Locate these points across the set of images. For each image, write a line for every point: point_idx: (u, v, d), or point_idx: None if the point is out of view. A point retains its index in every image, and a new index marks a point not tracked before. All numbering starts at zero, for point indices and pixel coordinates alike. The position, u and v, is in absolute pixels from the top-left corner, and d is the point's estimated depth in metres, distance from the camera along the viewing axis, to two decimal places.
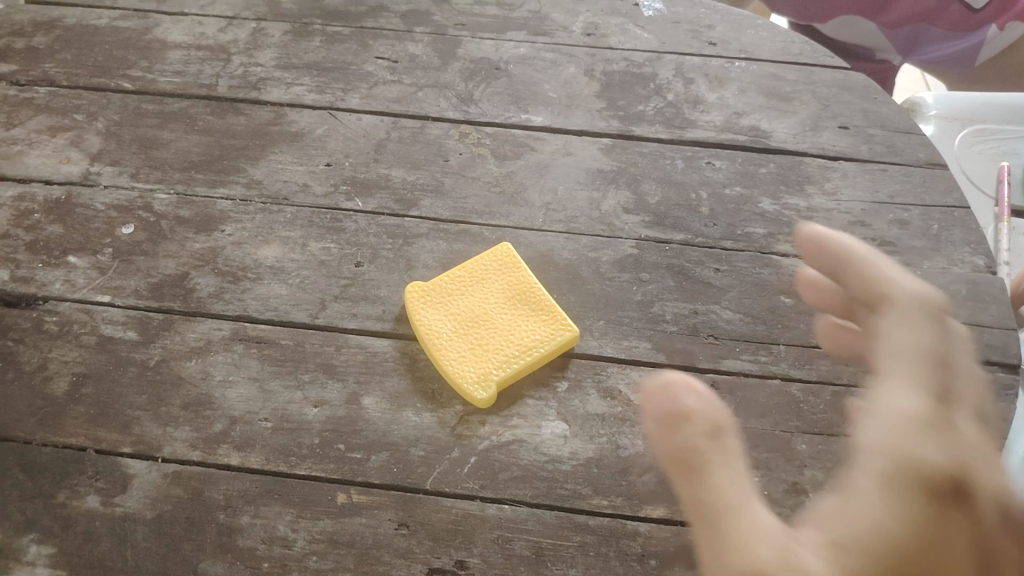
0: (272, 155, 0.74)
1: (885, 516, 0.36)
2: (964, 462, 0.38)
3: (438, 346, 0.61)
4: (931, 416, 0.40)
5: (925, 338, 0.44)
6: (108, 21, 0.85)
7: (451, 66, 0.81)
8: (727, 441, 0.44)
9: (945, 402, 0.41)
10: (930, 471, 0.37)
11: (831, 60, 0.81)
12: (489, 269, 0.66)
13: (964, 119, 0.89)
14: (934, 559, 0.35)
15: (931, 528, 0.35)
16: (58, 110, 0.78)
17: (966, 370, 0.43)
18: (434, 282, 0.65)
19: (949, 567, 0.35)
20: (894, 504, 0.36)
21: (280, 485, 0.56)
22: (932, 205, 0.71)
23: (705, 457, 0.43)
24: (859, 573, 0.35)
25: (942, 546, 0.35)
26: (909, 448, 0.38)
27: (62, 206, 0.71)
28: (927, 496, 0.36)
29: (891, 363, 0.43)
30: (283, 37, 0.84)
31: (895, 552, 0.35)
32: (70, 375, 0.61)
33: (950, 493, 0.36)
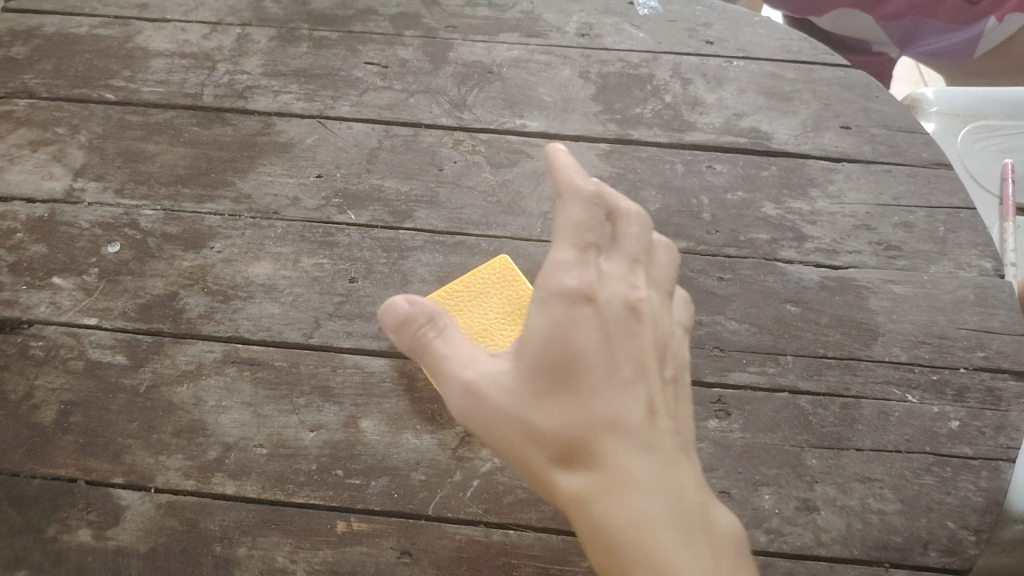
0: (261, 167, 0.72)
1: (539, 330, 0.43)
2: (618, 291, 0.45)
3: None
4: (631, 271, 0.46)
5: (579, 213, 0.45)
6: (87, 29, 0.82)
7: (443, 70, 0.79)
8: (446, 320, 0.49)
9: (630, 262, 0.46)
10: (558, 295, 0.43)
11: (828, 57, 0.79)
12: (488, 282, 0.63)
13: (966, 115, 0.87)
14: (567, 355, 0.43)
15: (562, 343, 0.43)
16: (38, 124, 0.75)
17: (635, 228, 0.47)
18: (430, 298, 0.63)
19: (587, 363, 0.43)
20: (548, 324, 0.43)
21: (277, 514, 0.55)
22: (937, 207, 0.70)
23: (442, 323, 0.48)
24: (570, 425, 0.42)
25: (574, 354, 0.43)
26: (591, 333, 0.43)
27: (45, 225, 0.68)
28: (561, 318, 0.43)
29: (560, 233, 0.45)
30: (269, 44, 0.81)
31: (540, 362, 0.43)
32: (57, 403, 0.59)
33: (595, 319, 0.44)
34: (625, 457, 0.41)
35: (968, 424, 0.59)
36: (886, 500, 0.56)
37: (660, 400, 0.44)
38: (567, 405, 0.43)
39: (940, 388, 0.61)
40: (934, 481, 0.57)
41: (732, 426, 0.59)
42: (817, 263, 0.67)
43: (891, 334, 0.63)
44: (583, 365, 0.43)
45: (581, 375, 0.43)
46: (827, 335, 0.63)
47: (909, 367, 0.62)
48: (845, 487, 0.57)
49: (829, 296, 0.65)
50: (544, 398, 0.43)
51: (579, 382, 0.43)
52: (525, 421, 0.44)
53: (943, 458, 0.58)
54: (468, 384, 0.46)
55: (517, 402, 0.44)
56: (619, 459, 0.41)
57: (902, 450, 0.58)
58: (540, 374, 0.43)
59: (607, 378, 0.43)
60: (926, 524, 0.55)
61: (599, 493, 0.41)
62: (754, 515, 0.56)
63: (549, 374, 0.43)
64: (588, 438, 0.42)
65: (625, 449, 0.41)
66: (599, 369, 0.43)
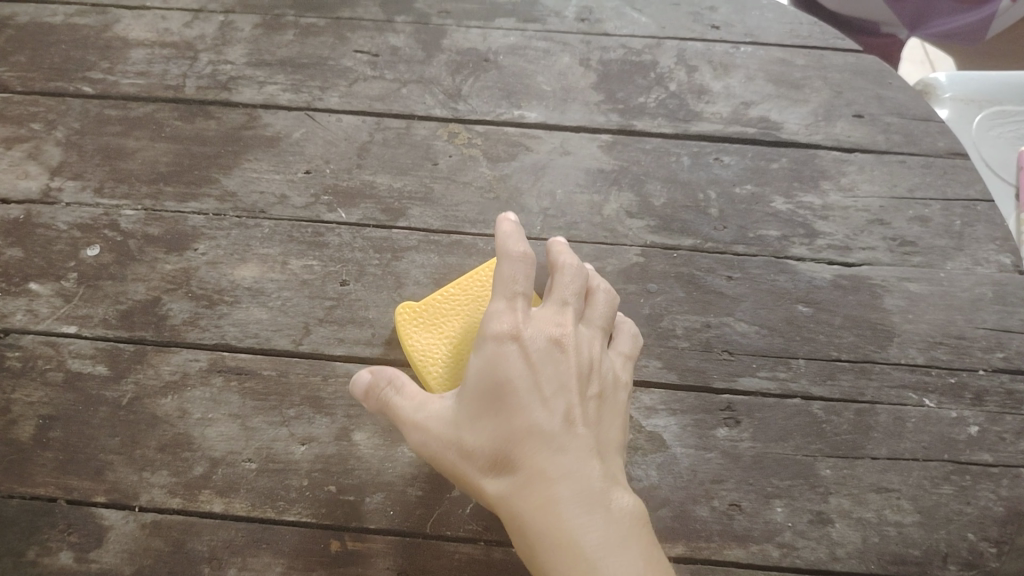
0: (246, 163, 0.68)
1: (473, 365, 0.46)
2: (545, 326, 0.48)
3: (431, 375, 0.54)
4: (562, 311, 0.49)
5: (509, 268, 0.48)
6: (63, 17, 0.77)
7: (437, 58, 0.75)
8: (402, 379, 0.49)
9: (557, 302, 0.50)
10: (490, 333, 0.46)
11: (841, 42, 0.75)
12: (490, 281, 0.57)
13: (980, 100, 0.84)
14: (493, 380, 0.45)
15: (491, 370, 0.45)
16: (13, 119, 0.72)
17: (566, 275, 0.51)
18: (427, 300, 0.57)
19: (514, 382, 0.45)
20: (479, 356, 0.46)
21: (268, 533, 0.53)
22: (953, 200, 0.67)
23: (397, 377, 0.48)
24: (496, 442, 0.44)
25: (501, 377, 0.45)
26: (516, 358, 0.46)
27: (20, 227, 0.65)
28: (490, 350, 0.46)
29: (498, 287, 0.48)
30: (254, 31, 0.76)
31: (472, 390, 0.46)
32: (37, 418, 0.57)
33: (520, 347, 0.46)
34: (546, 468, 0.43)
35: (987, 430, 0.57)
36: (903, 511, 0.54)
37: (584, 414, 0.46)
38: (496, 423, 0.45)
39: (958, 392, 0.58)
40: (953, 490, 0.55)
41: (742, 435, 0.56)
42: (829, 260, 0.64)
43: (906, 335, 0.61)
44: (509, 387, 0.45)
45: (509, 394, 0.45)
46: (841, 337, 0.60)
47: (926, 369, 0.59)
48: (861, 498, 0.55)
49: (842, 295, 0.62)
50: (476, 419, 0.45)
51: (505, 399, 0.45)
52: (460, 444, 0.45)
53: (963, 466, 0.55)
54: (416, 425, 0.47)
55: (453, 428, 0.46)
56: (541, 465, 0.43)
57: (921, 458, 0.56)
58: (472, 400, 0.46)
59: (531, 394, 0.45)
60: (946, 536, 0.53)
61: (521, 497, 0.43)
62: (766, 528, 0.54)
63: (479, 398, 0.45)
64: (513, 447, 0.44)
65: (548, 454, 0.43)
66: (525, 387, 0.45)
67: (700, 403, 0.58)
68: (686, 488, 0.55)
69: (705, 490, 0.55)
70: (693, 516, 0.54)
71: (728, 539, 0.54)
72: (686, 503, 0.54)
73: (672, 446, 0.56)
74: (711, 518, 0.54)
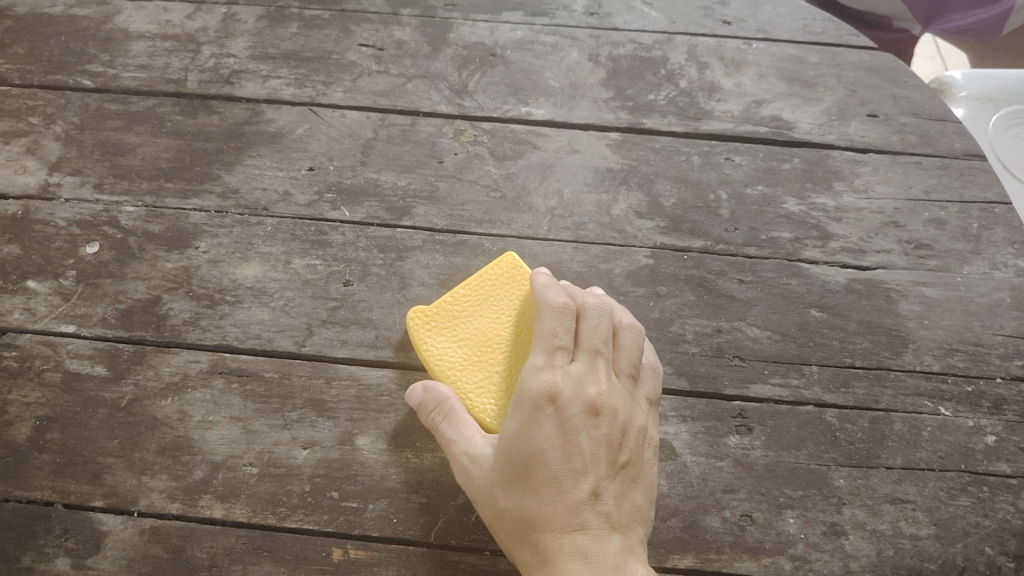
0: (249, 159, 0.67)
1: (509, 425, 0.48)
2: (579, 386, 0.48)
3: (451, 379, 0.53)
4: (599, 366, 0.50)
5: (549, 322, 0.50)
6: (63, 8, 0.76)
7: (443, 53, 0.73)
8: (452, 405, 0.51)
9: (595, 359, 0.50)
10: (525, 394, 0.48)
11: (856, 39, 0.74)
12: (501, 280, 0.56)
13: (997, 99, 0.83)
14: (525, 447, 0.47)
15: (524, 436, 0.47)
16: (11, 113, 0.70)
17: (604, 321, 0.52)
18: (438, 303, 0.56)
19: (544, 451, 0.46)
20: (514, 415, 0.48)
21: (269, 541, 0.52)
22: (971, 202, 0.65)
23: (448, 406, 0.51)
24: (522, 510, 0.46)
25: (532, 444, 0.46)
26: (550, 426, 0.47)
27: (18, 224, 0.64)
28: (524, 412, 0.47)
29: (538, 341, 0.50)
30: (257, 24, 0.75)
31: (506, 450, 0.47)
32: (34, 420, 0.56)
33: (552, 411, 0.47)
34: (565, 544, 0.44)
35: (1004, 440, 0.56)
36: (919, 523, 0.53)
37: (610, 480, 0.47)
38: (525, 487, 0.46)
39: (975, 401, 0.57)
40: (970, 502, 0.53)
41: (754, 443, 0.55)
42: (843, 263, 0.63)
43: (922, 342, 0.59)
44: (539, 457, 0.46)
45: (538, 464, 0.46)
46: (855, 343, 0.59)
47: (942, 377, 0.58)
48: (876, 510, 0.53)
49: (856, 300, 0.61)
50: (506, 484, 0.47)
51: (535, 465, 0.46)
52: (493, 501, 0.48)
53: (980, 477, 0.54)
54: (459, 470, 0.49)
55: (487, 484, 0.48)
56: (560, 539, 0.45)
57: (936, 469, 0.54)
58: (505, 460, 0.47)
59: (558, 462, 0.46)
60: (963, 550, 0.52)
61: (539, 564, 0.45)
62: (778, 540, 0.53)
63: (510, 464, 0.47)
64: (538, 520, 0.45)
65: (568, 525, 0.45)
66: (554, 455, 0.46)
67: (711, 410, 0.56)
68: (696, 497, 0.54)
69: (716, 499, 0.54)
70: (703, 526, 0.53)
71: (739, 550, 0.52)
72: (696, 513, 0.53)
73: (682, 454, 0.55)
74: (721, 528, 0.53)
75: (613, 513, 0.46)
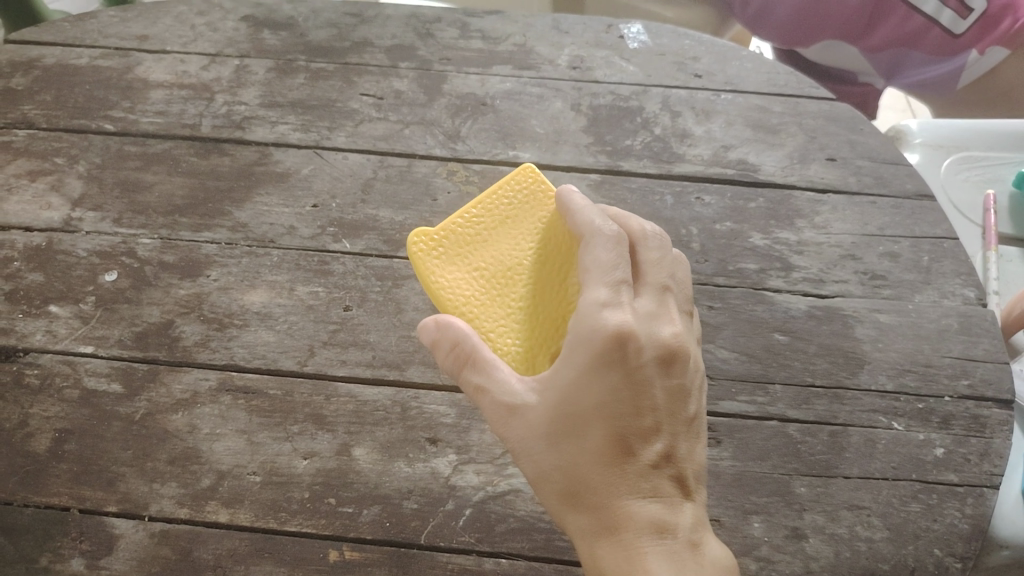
0: (258, 197, 0.72)
1: (571, 371, 0.46)
2: (646, 333, 0.48)
3: (467, 315, 0.51)
4: (659, 311, 0.49)
5: (607, 253, 0.48)
6: (87, 60, 0.82)
7: (438, 102, 0.80)
8: (471, 343, 0.48)
9: (654, 308, 0.49)
10: (596, 337, 0.45)
11: (817, 91, 0.81)
12: (514, 205, 0.55)
13: (949, 146, 0.91)
14: (590, 406, 0.46)
15: (591, 392, 0.45)
16: (38, 154, 0.76)
17: (655, 266, 0.52)
18: (444, 230, 0.53)
19: (609, 409, 0.46)
20: (576, 361, 0.46)
21: (270, 543, 0.56)
22: (921, 237, 0.71)
23: (471, 343, 0.48)
24: (583, 471, 0.46)
25: (600, 399, 0.46)
26: (618, 382, 0.46)
27: (42, 254, 0.69)
28: (593, 359, 0.45)
29: (595, 277, 0.48)
30: (267, 75, 0.82)
31: (567, 401, 0.46)
32: (53, 432, 0.60)
33: (622, 361, 0.46)
34: (631, 511, 0.45)
35: (953, 452, 0.60)
36: (874, 527, 0.57)
37: (671, 437, 0.48)
38: (588, 443, 0.46)
39: (926, 416, 0.62)
40: (920, 508, 0.58)
41: (722, 454, 0.60)
42: (804, 292, 0.68)
43: (877, 363, 0.64)
44: (604, 416, 0.46)
45: (603, 424, 0.46)
46: (815, 364, 0.64)
47: (896, 395, 0.63)
48: (834, 515, 0.58)
49: (817, 325, 0.66)
50: (564, 442, 0.46)
51: (602, 420, 0.46)
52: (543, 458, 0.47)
53: (929, 486, 0.58)
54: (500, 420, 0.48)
55: (538, 440, 0.47)
56: (626, 506, 0.45)
57: (889, 478, 0.59)
58: (564, 411, 0.46)
59: (627, 417, 0.46)
60: (914, 551, 0.56)
61: (602, 529, 0.46)
62: (744, 543, 0.57)
63: (571, 422, 0.46)
64: (601, 484, 0.46)
65: (635, 487, 0.46)
66: (623, 411, 0.46)
67: None
68: None
69: None
70: None
71: None
72: None
73: None
74: None
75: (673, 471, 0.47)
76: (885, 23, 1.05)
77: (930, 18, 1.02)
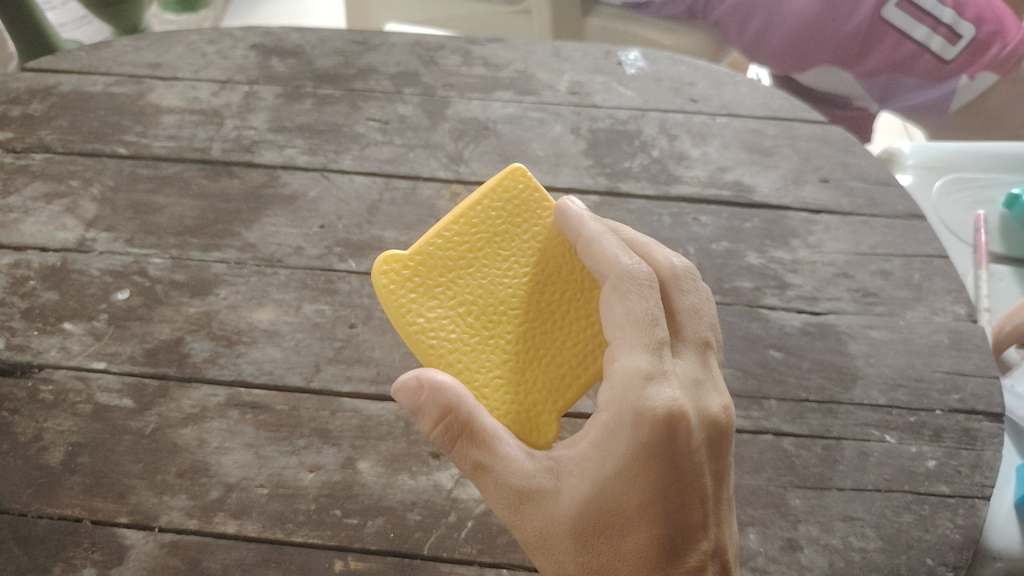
0: (266, 218, 0.75)
1: (614, 466, 0.47)
2: (694, 407, 0.49)
3: (455, 361, 0.51)
4: (701, 380, 0.51)
5: (647, 316, 0.49)
6: (102, 87, 0.85)
7: (441, 126, 0.82)
8: (465, 409, 0.48)
9: (696, 385, 0.50)
10: (644, 426, 0.46)
11: (810, 116, 0.83)
12: (499, 220, 0.54)
13: (940, 168, 0.94)
14: (629, 503, 0.47)
15: (634, 487, 0.47)
16: (53, 177, 0.78)
17: (691, 320, 0.53)
18: (421, 258, 0.52)
19: (652, 507, 0.47)
20: (618, 453, 0.47)
21: (277, 553, 0.57)
22: (912, 255, 0.73)
23: (466, 408, 0.48)
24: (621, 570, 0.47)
25: (645, 493, 0.47)
26: (664, 477, 0.47)
27: (57, 273, 0.71)
28: (640, 453, 0.46)
29: (632, 342, 0.48)
30: (275, 101, 0.84)
31: (608, 493, 0.47)
32: (66, 446, 0.62)
33: (673, 449, 0.46)
34: None
35: (944, 464, 0.61)
36: (867, 538, 0.58)
37: (716, 525, 0.49)
38: (628, 543, 0.47)
39: (917, 430, 0.63)
40: (913, 519, 0.59)
41: None
42: (798, 309, 0.70)
43: (870, 378, 0.66)
44: (646, 514, 0.47)
45: (646, 522, 0.47)
46: (810, 379, 0.66)
47: (888, 409, 0.64)
48: (828, 526, 0.59)
49: (811, 341, 0.68)
50: (602, 540, 0.47)
51: (647, 514, 0.47)
52: (577, 556, 0.48)
53: (921, 497, 0.60)
54: (521, 511, 0.49)
55: (570, 540, 0.48)
56: None
57: (882, 489, 0.60)
58: (605, 504, 0.47)
59: (676, 511, 0.47)
60: (906, 561, 0.57)
61: None
62: (740, 553, 0.58)
63: (607, 520, 0.47)
64: None
65: None
66: (670, 504, 0.47)
67: None
68: None
69: None
70: None
71: None
72: None
73: None
74: None
75: (717, 562, 0.49)
76: (878, 50, 1.08)
77: (921, 44, 1.05)
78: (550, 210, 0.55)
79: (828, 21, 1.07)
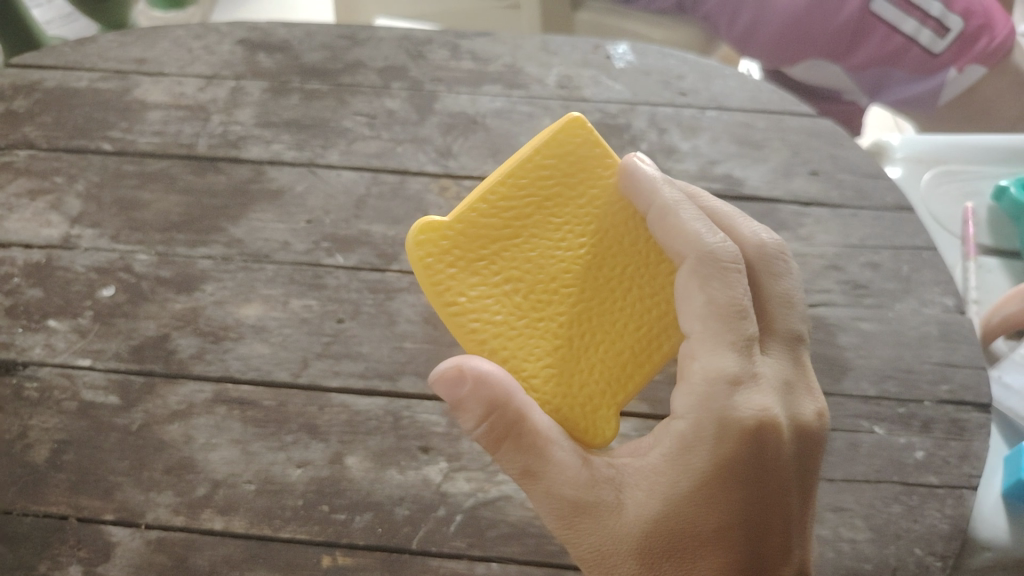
0: (252, 214, 0.74)
1: (688, 485, 0.46)
2: (783, 414, 0.48)
3: (501, 348, 0.50)
4: (791, 383, 0.49)
5: (734, 310, 0.47)
6: (87, 82, 0.84)
7: (430, 120, 0.81)
8: (514, 407, 0.46)
9: (783, 391, 0.49)
10: (726, 440, 0.46)
11: (800, 108, 0.83)
12: (552, 181, 0.50)
13: (928, 160, 0.94)
14: (703, 525, 0.46)
15: (710, 506, 0.46)
16: (38, 174, 0.77)
17: (782, 315, 0.51)
18: (461, 225, 0.49)
19: (727, 530, 0.46)
20: (693, 471, 0.46)
21: (265, 549, 0.57)
22: (902, 247, 0.73)
23: (515, 406, 0.46)
24: None
25: (723, 516, 0.46)
26: (743, 494, 0.46)
27: (42, 270, 0.71)
28: (718, 469, 0.46)
29: (715, 340, 0.47)
30: (262, 95, 0.83)
31: (680, 513, 0.46)
32: (51, 443, 0.61)
33: (759, 465, 0.46)
34: None
35: (933, 454, 0.62)
36: (857, 528, 0.58)
37: (800, 546, 0.49)
38: (700, 566, 0.47)
39: (907, 421, 0.63)
40: (902, 510, 0.59)
41: None
42: None
43: (859, 370, 0.66)
44: (720, 536, 0.46)
45: (720, 544, 0.46)
46: None
47: (878, 401, 0.64)
48: (819, 517, 0.59)
49: None
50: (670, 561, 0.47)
51: (724, 538, 0.46)
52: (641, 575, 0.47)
53: (910, 487, 0.60)
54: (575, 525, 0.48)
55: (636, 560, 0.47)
56: None
57: (871, 480, 0.60)
58: (677, 525, 0.46)
59: (756, 534, 0.47)
60: (896, 551, 0.57)
61: None
62: None
63: (678, 541, 0.46)
64: None
65: None
66: (750, 527, 0.47)
67: None
68: None
69: None
70: None
71: None
72: None
73: None
74: None
75: None
76: (868, 43, 1.09)
77: (910, 37, 1.05)
78: (612, 168, 0.51)
79: (817, 15, 1.07)
